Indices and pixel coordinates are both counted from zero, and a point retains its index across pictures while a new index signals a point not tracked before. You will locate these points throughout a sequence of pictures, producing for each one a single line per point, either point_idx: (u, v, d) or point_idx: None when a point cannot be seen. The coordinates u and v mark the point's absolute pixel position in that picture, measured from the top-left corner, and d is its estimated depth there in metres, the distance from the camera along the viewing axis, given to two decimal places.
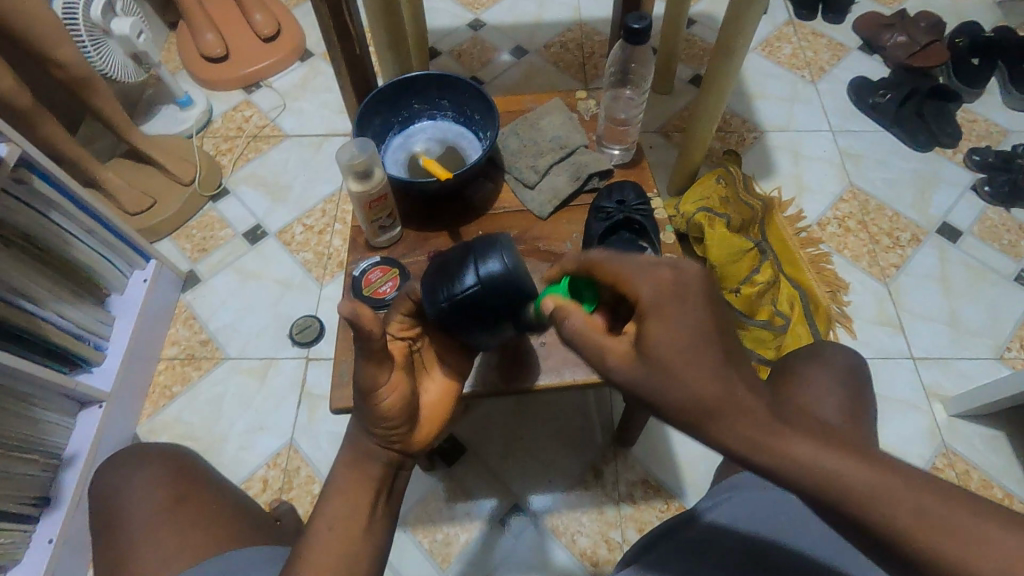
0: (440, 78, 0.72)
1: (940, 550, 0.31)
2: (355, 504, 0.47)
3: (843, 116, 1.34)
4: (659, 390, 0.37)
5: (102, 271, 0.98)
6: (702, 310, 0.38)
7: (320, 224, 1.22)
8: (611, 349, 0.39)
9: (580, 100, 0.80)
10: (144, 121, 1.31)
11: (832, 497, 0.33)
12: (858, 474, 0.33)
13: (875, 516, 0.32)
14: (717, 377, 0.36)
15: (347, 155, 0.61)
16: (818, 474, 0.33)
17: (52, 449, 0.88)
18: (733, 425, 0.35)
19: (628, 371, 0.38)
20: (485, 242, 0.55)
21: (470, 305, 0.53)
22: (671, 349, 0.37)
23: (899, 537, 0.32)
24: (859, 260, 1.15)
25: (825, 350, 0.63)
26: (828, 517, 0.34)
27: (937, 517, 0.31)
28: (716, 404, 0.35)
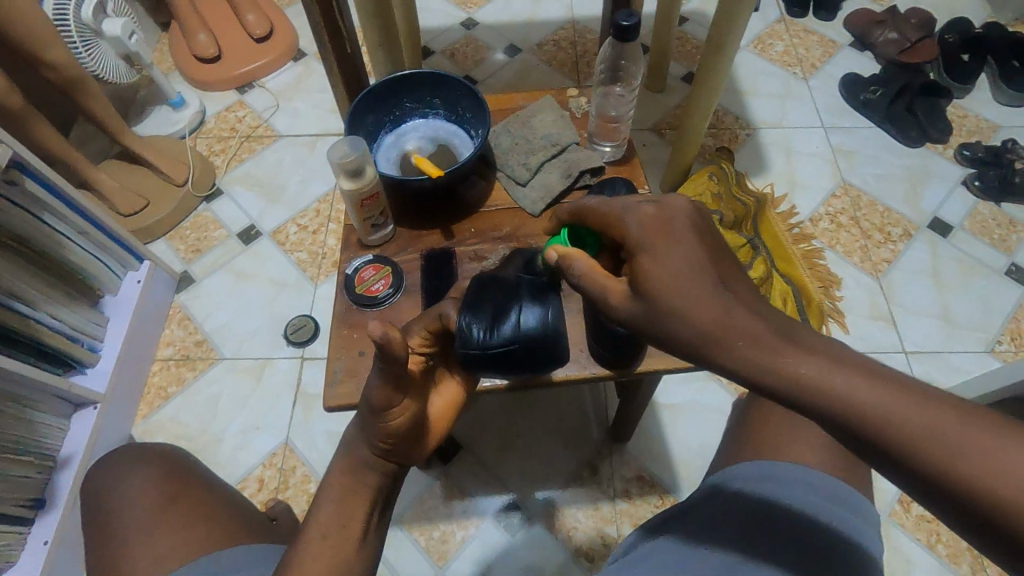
0: (431, 76, 0.72)
1: (954, 463, 0.29)
2: (347, 509, 0.47)
3: (835, 113, 1.35)
4: (664, 321, 0.38)
5: (96, 272, 0.98)
6: (697, 242, 0.39)
7: (314, 224, 1.22)
8: (610, 288, 0.42)
9: (572, 97, 0.80)
10: (137, 123, 1.31)
11: (849, 422, 0.32)
12: (861, 386, 0.32)
13: (882, 431, 0.31)
14: (714, 303, 0.36)
15: (338, 153, 0.61)
16: (818, 388, 0.32)
17: (47, 451, 0.87)
18: (738, 349, 0.35)
19: (631, 307, 0.40)
20: (522, 299, 0.58)
21: (498, 357, 0.55)
22: (669, 282, 0.38)
23: (910, 453, 0.30)
24: (851, 256, 1.16)
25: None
26: (856, 446, 0.32)
27: (962, 439, 0.29)
28: (713, 326, 0.36)
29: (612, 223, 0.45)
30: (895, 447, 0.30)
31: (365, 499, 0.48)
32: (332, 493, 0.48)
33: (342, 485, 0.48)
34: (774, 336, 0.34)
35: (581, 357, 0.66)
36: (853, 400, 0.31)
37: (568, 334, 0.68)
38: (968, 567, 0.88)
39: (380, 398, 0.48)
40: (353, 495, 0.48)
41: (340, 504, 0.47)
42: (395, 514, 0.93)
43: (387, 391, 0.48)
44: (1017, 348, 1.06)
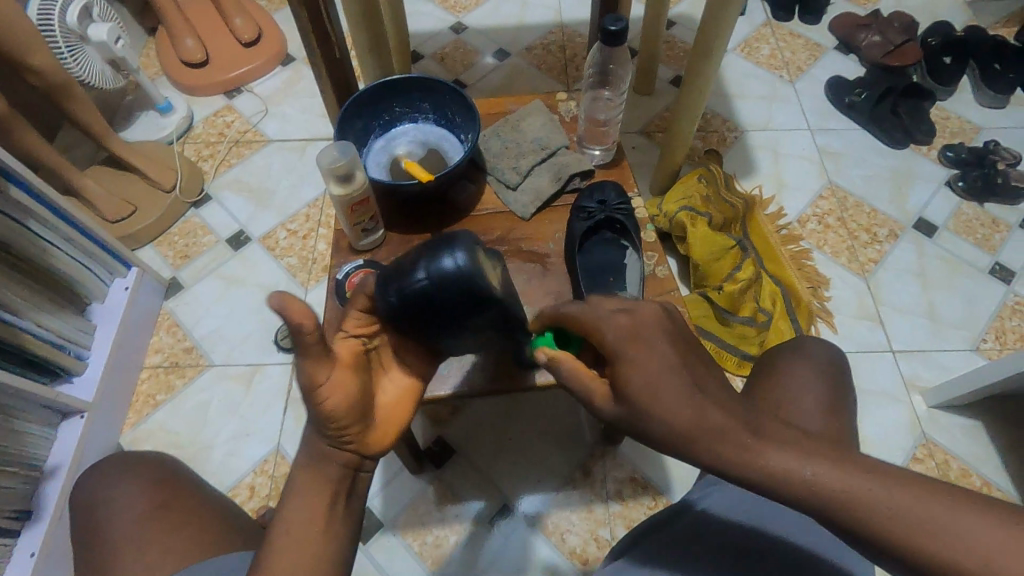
0: (421, 81, 0.71)
1: (910, 537, 0.33)
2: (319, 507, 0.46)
3: (821, 115, 1.36)
4: (646, 423, 0.39)
5: (83, 280, 0.97)
6: (656, 361, 0.40)
7: (304, 229, 1.21)
8: (595, 390, 0.43)
9: (561, 101, 0.79)
10: (124, 128, 1.30)
11: (822, 505, 0.35)
12: (825, 476, 0.35)
13: (840, 515, 0.35)
14: (696, 414, 0.38)
15: (328, 158, 0.61)
16: (791, 481, 0.36)
17: (34, 461, 0.86)
18: (716, 445, 0.37)
19: (612, 409, 0.42)
20: (443, 241, 0.53)
21: (422, 303, 0.51)
22: (647, 390, 0.39)
23: (884, 537, 0.34)
24: (838, 256, 1.17)
25: (803, 347, 0.63)
26: (830, 524, 0.36)
27: (923, 516, 0.33)
28: (695, 435, 0.38)
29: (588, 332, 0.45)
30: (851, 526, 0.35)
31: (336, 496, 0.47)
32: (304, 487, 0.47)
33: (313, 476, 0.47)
34: (752, 436, 0.37)
35: None
36: (820, 492, 0.35)
37: None
38: None
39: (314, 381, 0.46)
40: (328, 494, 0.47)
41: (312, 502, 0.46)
42: (389, 519, 0.93)
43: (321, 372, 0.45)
44: (1000, 346, 1.08)
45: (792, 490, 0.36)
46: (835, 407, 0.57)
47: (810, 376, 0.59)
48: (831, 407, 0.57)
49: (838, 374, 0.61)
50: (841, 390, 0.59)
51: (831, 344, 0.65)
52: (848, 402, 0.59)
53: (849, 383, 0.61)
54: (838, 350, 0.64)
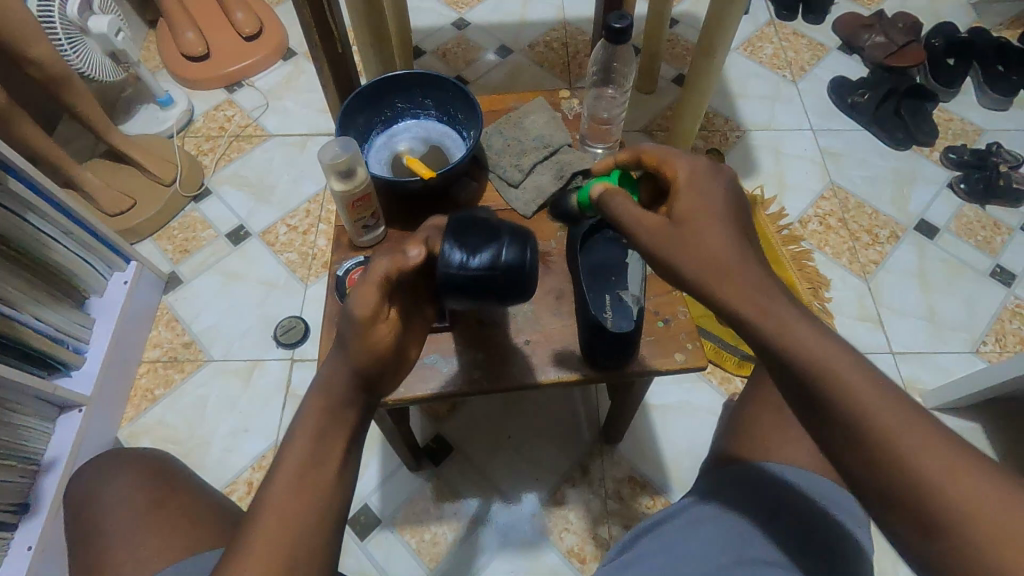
0: (423, 78, 0.71)
1: (876, 431, 0.35)
2: (311, 485, 0.40)
3: (823, 116, 1.36)
4: (681, 243, 0.43)
5: (82, 273, 0.97)
6: (716, 200, 0.45)
7: (304, 224, 1.21)
8: (647, 219, 0.46)
9: (564, 99, 0.78)
10: (124, 121, 1.29)
11: (806, 375, 0.38)
12: (901, 426, 0.35)
13: (820, 391, 0.37)
14: (794, 322, 0.39)
15: (329, 154, 0.60)
16: (863, 412, 0.36)
17: (31, 454, 0.86)
18: (736, 286, 0.41)
19: (657, 228, 0.45)
20: (503, 230, 0.56)
21: (478, 282, 0.53)
22: (699, 216, 0.44)
23: (852, 423, 0.36)
24: (840, 258, 1.17)
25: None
26: (805, 405, 0.38)
27: (896, 421, 0.35)
28: (783, 339, 0.38)
29: (660, 169, 0.50)
30: (906, 482, 0.34)
31: (334, 476, 0.41)
32: (298, 456, 0.41)
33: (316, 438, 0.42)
34: (845, 364, 0.37)
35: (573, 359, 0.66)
36: (887, 435, 0.35)
37: (561, 334, 0.66)
38: None
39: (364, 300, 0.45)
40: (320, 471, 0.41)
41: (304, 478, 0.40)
42: (387, 516, 0.93)
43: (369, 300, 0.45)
44: (1000, 349, 1.08)
45: (856, 421, 0.36)
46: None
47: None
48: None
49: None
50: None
51: None
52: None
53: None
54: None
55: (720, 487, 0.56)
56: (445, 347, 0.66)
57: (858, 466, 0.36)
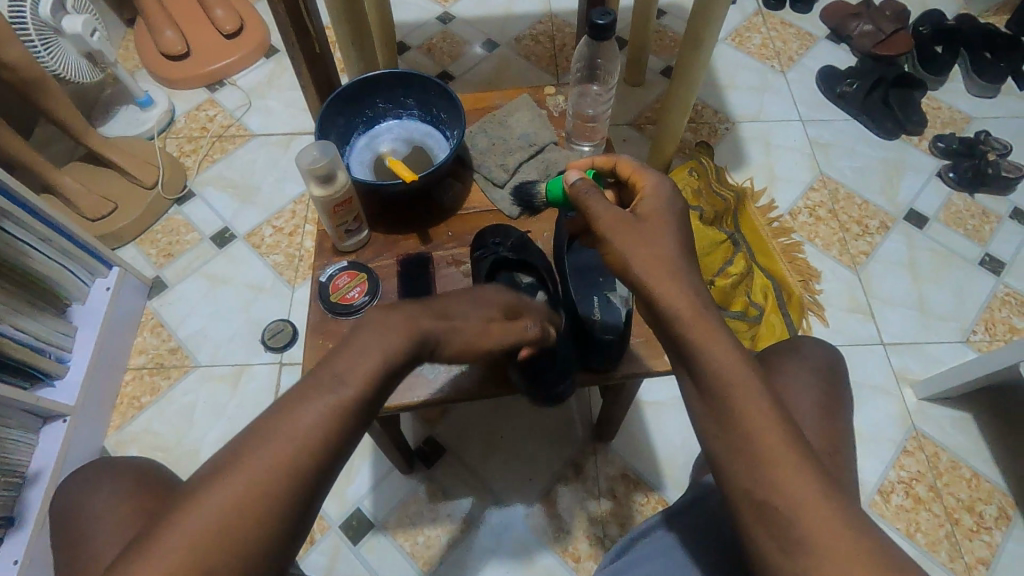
0: (405, 76, 0.69)
1: (767, 453, 0.39)
2: (287, 459, 0.37)
3: (812, 106, 1.35)
4: (635, 248, 0.46)
5: (62, 281, 0.95)
6: (673, 215, 0.49)
7: (290, 225, 1.19)
8: (609, 210, 0.49)
9: (549, 96, 0.76)
10: (102, 123, 1.26)
11: (721, 394, 0.41)
12: (800, 484, 0.38)
13: (728, 411, 0.41)
14: (733, 365, 0.42)
15: (307, 158, 0.58)
16: (768, 463, 0.39)
17: (15, 466, 0.85)
18: (677, 305, 0.44)
19: (617, 223, 0.48)
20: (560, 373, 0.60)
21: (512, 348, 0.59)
22: (659, 232, 0.47)
23: (751, 442, 0.39)
24: (830, 249, 1.17)
25: (798, 348, 0.62)
26: (711, 418, 0.42)
27: (786, 452, 0.39)
28: (716, 380, 0.42)
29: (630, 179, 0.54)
30: (786, 534, 0.37)
31: (301, 473, 0.37)
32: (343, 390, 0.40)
33: (320, 411, 0.39)
34: (771, 423, 0.40)
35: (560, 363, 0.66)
36: (785, 490, 0.38)
37: None
38: (945, 555, 0.89)
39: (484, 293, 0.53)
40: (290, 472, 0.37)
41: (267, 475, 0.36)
42: (379, 519, 0.92)
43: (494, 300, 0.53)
44: (990, 338, 1.08)
45: (766, 473, 0.38)
46: (831, 411, 0.57)
47: (808, 385, 0.58)
48: (824, 411, 0.56)
49: (834, 374, 0.61)
50: (835, 395, 0.58)
51: (829, 348, 0.63)
52: (844, 406, 0.58)
53: (844, 385, 0.60)
54: (830, 348, 0.63)
55: (688, 509, 0.57)
56: None
57: (748, 511, 0.39)
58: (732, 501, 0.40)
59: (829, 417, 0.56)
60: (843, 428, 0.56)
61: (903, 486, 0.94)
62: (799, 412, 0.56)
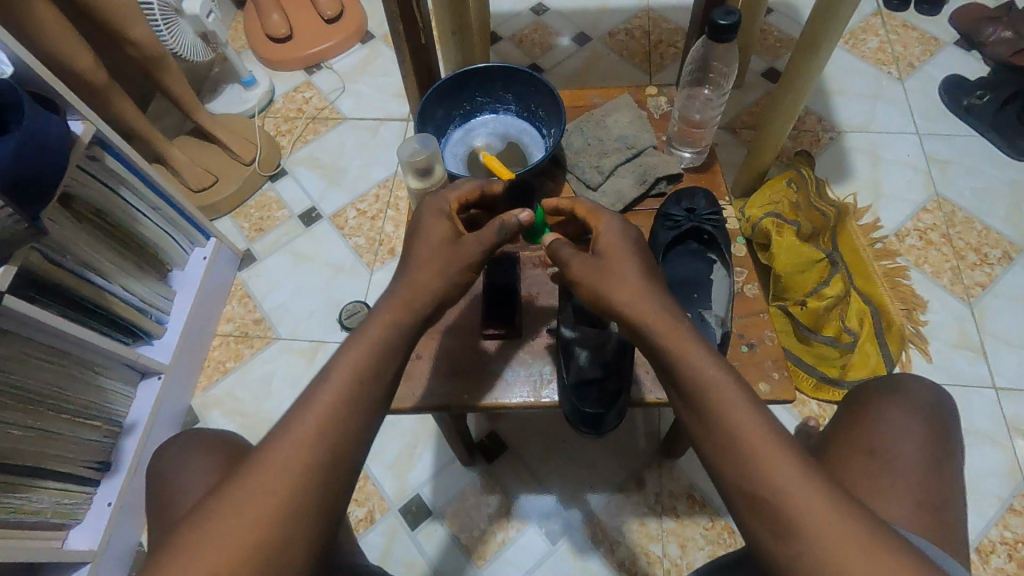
0: (507, 71, 0.68)
1: (749, 448, 0.42)
2: (327, 426, 0.42)
3: (932, 118, 1.23)
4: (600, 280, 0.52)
5: (166, 248, 1.01)
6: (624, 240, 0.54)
7: (373, 209, 1.22)
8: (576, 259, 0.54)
9: (650, 96, 0.73)
10: (210, 100, 1.34)
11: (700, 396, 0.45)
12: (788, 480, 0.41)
13: (709, 412, 0.44)
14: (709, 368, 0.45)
15: (408, 151, 0.59)
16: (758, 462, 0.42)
17: (114, 416, 0.92)
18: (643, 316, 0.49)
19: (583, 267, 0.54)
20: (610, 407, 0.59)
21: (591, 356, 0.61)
22: (615, 256, 0.53)
23: (731, 437, 0.43)
24: (940, 277, 1.07)
25: (899, 386, 0.56)
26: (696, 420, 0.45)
27: (766, 447, 0.42)
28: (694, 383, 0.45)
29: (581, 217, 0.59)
30: (774, 519, 0.40)
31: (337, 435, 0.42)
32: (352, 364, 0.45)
33: (337, 388, 0.44)
34: (748, 418, 0.44)
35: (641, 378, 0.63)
36: (773, 480, 0.41)
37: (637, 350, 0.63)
38: None
39: (428, 228, 0.53)
40: (329, 462, 0.41)
41: (302, 468, 0.41)
42: (437, 508, 0.93)
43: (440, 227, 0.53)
44: None
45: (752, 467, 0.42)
46: (939, 462, 0.51)
47: (909, 426, 0.52)
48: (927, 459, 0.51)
49: (945, 417, 0.54)
50: (943, 442, 0.52)
51: (935, 386, 0.56)
52: (954, 456, 0.52)
53: (954, 430, 0.53)
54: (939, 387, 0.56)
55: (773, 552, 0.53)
56: (515, 356, 0.64)
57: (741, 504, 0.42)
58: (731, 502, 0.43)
59: (936, 468, 0.50)
60: (952, 480, 0.50)
61: (1005, 548, 0.85)
62: (898, 461, 0.51)
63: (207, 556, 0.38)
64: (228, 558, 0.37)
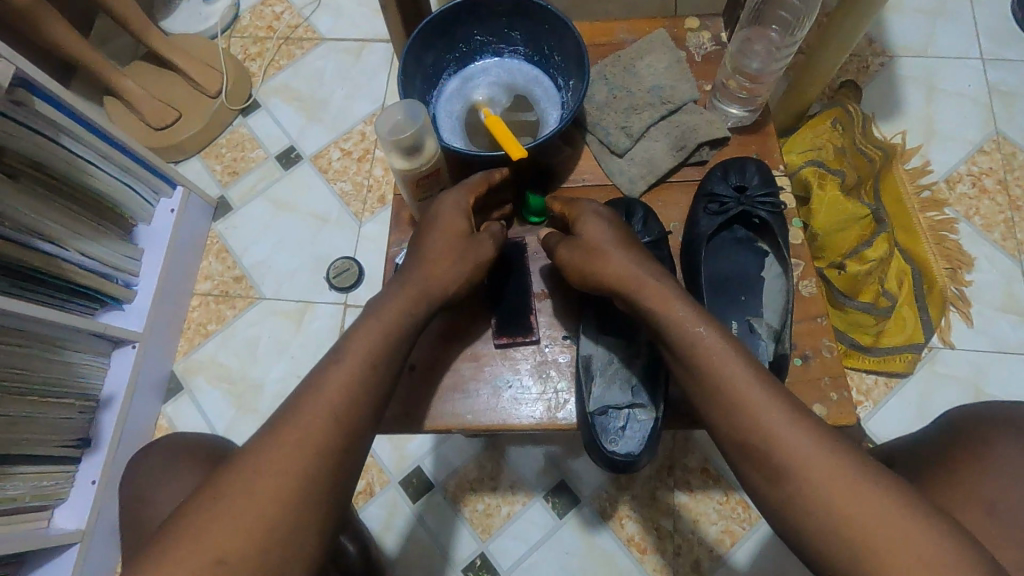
0: (518, 3, 0.54)
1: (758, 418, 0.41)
2: (329, 411, 0.41)
3: (1000, 40, 1.07)
4: (589, 267, 0.49)
5: (126, 201, 0.90)
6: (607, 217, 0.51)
7: (359, 150, 1.09)
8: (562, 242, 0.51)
9: (690, 30, 0.59)
10: (165, 17, 1.15)
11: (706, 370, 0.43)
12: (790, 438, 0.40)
13: (717, 385, 0.43)
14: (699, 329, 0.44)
15: (390, 123, 0.46)
16: (760, 426, 0.40)
17: (87, 390, 0.85)
18: (644, 291, 0.47)
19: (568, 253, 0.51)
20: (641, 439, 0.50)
21: (613, 372, 0.54)
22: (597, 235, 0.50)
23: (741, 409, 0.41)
24: (991, 231, 0.96)
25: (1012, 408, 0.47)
26: (706, 393, 0.43)
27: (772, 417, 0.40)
28: (687, 349, 0.44)
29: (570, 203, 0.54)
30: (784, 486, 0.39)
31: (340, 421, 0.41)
32: (359, 354, 0.43)
33: (342, 377, 0.42)
34: (755, 388, 0.42)
35: None
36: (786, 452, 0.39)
37: None
38: None
39: (437, 220, 0.49)
40: (341, 447, 0.40)
41: (310, 448, 0.39)
42: (440, 480, 0.89)
43: (451, 214, 0.49)
44: None
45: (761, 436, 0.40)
46: None
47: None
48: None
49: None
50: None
51: None
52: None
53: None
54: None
55: None
56: (524, 366, 0.55)
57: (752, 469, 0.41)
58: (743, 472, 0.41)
59: None
60: None
61: None
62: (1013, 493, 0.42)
63: (213, 539, 0.37)
64: (241, 539, 0.37)
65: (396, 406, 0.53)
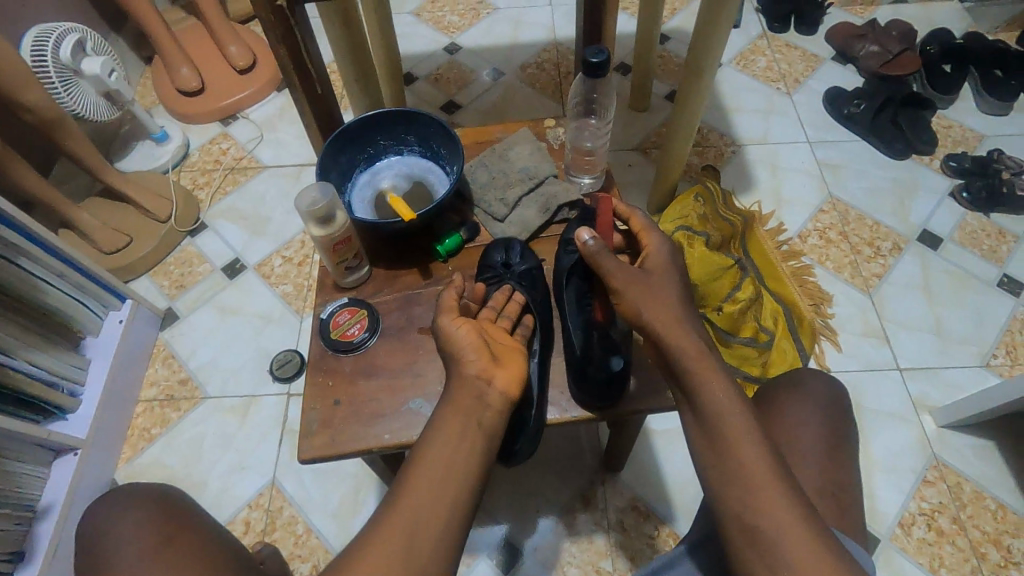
0: (408, 115, 0.70)
1: (753, 484, 0.46)
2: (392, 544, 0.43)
3: (819, 127, 1.35)
4: (645, 296, 0.57)
5: (77, 315, 0.97)
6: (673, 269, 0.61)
7: (299, 255, 1.21)
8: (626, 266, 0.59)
9: (549, 128, 0.78)
10: (120, 158, 1.30)
11: (718, 433, 0.50)
12: (779, 504, 0.45)
13: (724, 449, 0.49)
14: (733, 412, 0.50)
15: (307, 201, 0.60)
16: (756, 495, 0.46)
17: (26, 501, 0.85)
18: (690, 358, 0.53)
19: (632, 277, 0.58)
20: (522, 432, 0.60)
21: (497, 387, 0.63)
22: (663, 279, 0.59)
23: (742, 475, 0.47)
24: (841, 271, 1.15)
25: (801, 381, 0.62)
26: (714, 459, 0.49)
27: (763, 486, 0.46)
28: (715, 416, 0.50)
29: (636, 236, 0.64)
30: (770, 553, 0.44)
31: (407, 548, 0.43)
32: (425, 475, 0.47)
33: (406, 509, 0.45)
34: (757, 461, 0.47)
35: (562, 399, 0.64)
36: (768, 516, 0.45)
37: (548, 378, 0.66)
38: None
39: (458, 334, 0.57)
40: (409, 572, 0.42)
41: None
42: None
43: (471, 333, 0.57)
44: (1012, 362, 1.05)
45: (755, 506, 0.45)
46: (834, 451, 0.57)
47: (816, 431, 0.58)
48: (829, 451, 0.57)
49: (841, 409, 0.60)
50: (841, 436, 0.58)
51: (833, 378, 0.63)
52: (847, 447, 0.58)
53: (849, 424, 0.59)
54: (840, 385, 0.62)
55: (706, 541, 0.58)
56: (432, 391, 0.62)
57: (741, 544, 0.45)
58: (727, 530, 0.47)
59: (831, 453, 0.57)
60: (846, 464, 0.56)
61: (924, 518, 0.91)
62: (802, 449, 0.57)
63: None
64: None
65: (321, 437, 0.60)
